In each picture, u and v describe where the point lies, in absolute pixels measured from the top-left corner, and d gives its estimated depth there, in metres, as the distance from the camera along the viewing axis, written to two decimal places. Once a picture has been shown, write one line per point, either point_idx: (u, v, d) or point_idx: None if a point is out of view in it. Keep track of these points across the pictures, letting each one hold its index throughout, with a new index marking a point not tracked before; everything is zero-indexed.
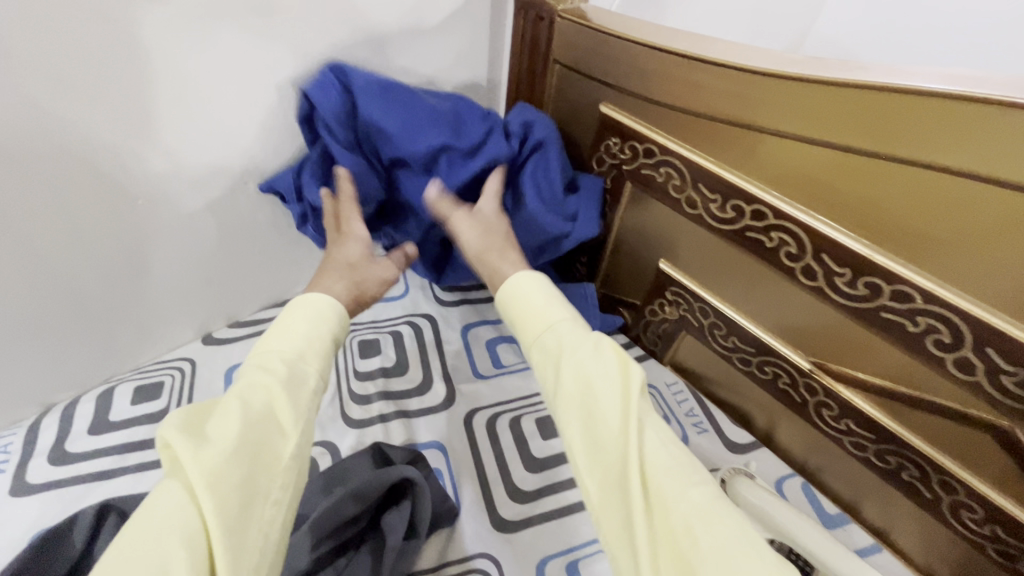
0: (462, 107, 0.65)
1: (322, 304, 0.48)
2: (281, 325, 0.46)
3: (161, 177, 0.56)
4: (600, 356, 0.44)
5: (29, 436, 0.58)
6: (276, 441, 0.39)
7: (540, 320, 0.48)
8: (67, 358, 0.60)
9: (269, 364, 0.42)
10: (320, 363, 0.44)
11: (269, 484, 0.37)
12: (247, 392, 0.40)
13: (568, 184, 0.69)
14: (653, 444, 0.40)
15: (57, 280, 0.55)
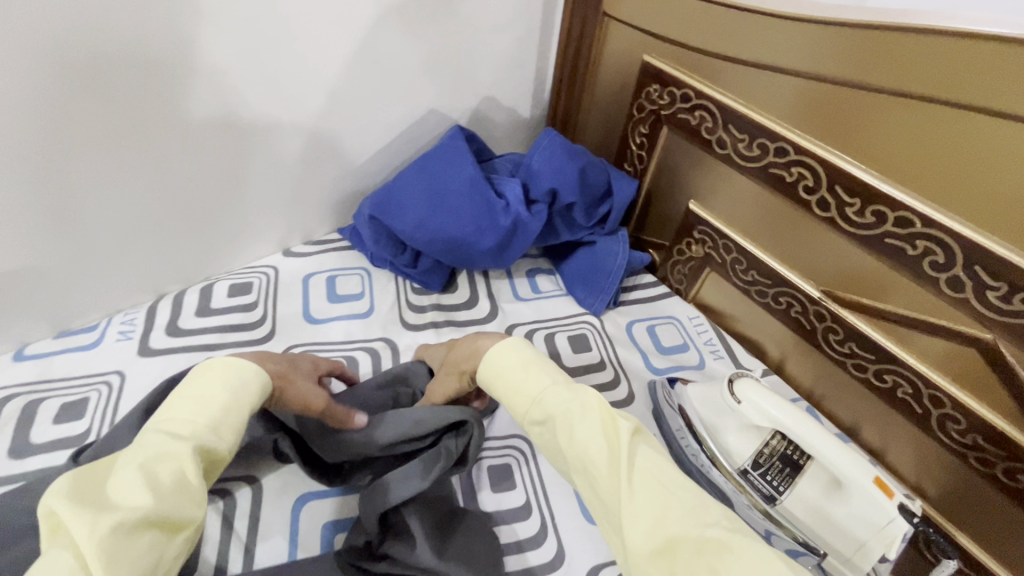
0: (477, 174, 0.73)
1: (250, 372, 0.47)
2: (189, 389, 0.44)
3: (266, 100, 0.66)
4: (586, 416, 0.47)
5: (149, 314, 0.71)
6: (185, 505, 0.38)
7: (526, 395, 0.51)
8: (177, 255, 0.72)
9: (180, 431, 0.41)
10: (233, 437, 0.44)
11: (169, 549, 0.36)
12: (152, 461, 0.38)
13: (603, 196, 0.79)
14: (654, 498, 0.42)
15: (179, 182, 0.66)
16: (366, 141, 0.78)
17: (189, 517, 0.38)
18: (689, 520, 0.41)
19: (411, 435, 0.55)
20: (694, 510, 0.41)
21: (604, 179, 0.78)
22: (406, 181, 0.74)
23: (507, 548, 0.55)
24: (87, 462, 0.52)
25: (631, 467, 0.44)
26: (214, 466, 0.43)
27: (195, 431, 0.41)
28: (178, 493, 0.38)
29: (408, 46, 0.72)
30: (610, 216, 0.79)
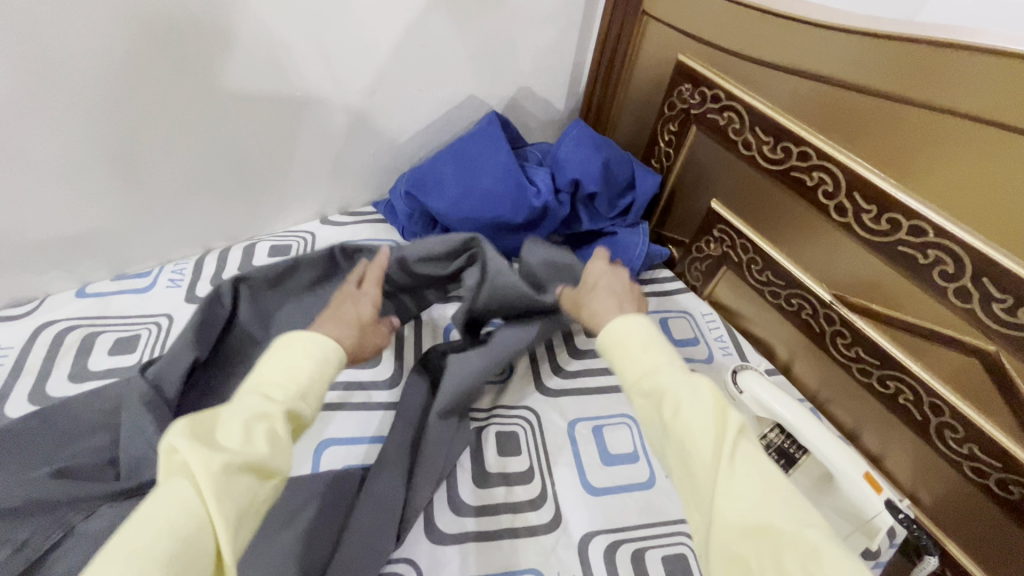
0: (510, 159, 0.77)
1: (331, 348, 0.46)
2: (277, 355, 0.44)
3: (317, 76, 0.71)
4: (698, 395, 0.40)
5: (196, 267, 0.77)
6: (280, 456, 0.38)
7: (638, 364, 0.45)
8: (225, 214, 0.78)
9: (272, 393, 0.41)
10: (315, 403, 0.44)
11: (263, 496, 0.37)
12: (254, 416, 0.38)
13: (626, 187, 0.81)
14: (751, 486, 0.36)
15: (232, 146, 0.71)
16: (406, 121, 0.83)
17: (281, 469, 0.38)
18: (788, 516, 0.35)
19: (441, 254, 0.69)
20: (799, 505, 0.36)
21: (628, 173, 0.80)
22: (442, 162, 0.78)
23: (508, 507, 0.59)
24: (153, 376, 0.57)
25: (739, 451, 0.38)
26: (296, 429, 0.43)
27: (285, 395, 0.41)
28: (273, 444, 0.38)
29: (453, 33, 0.76)
30: (632, 209, 0.82)
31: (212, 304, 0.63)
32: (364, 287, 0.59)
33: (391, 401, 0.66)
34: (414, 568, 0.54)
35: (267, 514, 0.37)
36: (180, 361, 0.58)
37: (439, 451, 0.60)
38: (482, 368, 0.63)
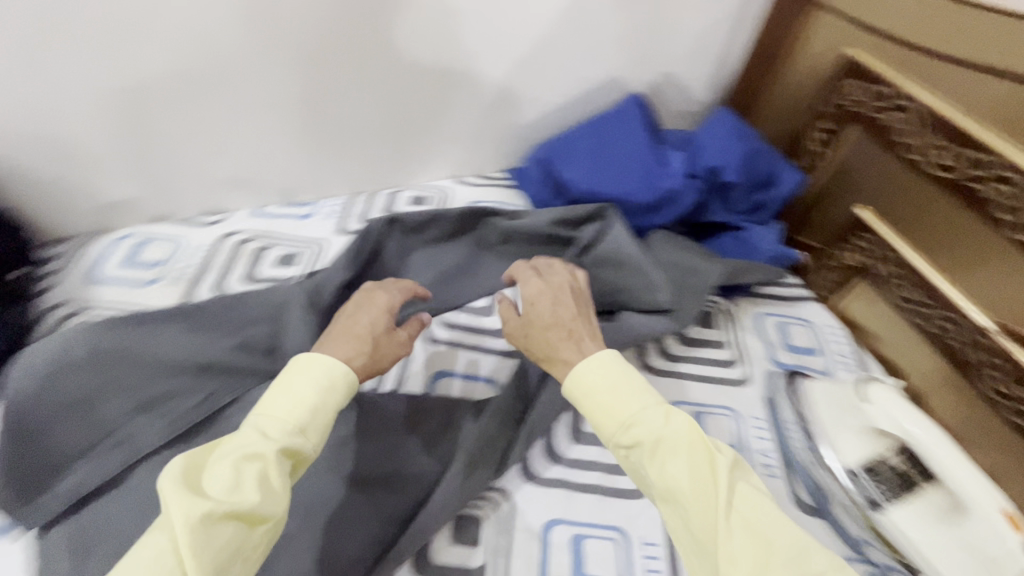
0: (645, 142, 0.78)
1: (337, 371, 0.47)
2: (285, 382, 0.46)
3: (479, 40, 0.76)
4: (683, 450, 0.43)
5: (349, 205, 0.86)
6: (271, 499, 0.40)
7: (619, 414, 0.47)
8: (378, 162, 0.86)
9: (269, 429, 0.43)
10: (316, 437, 0.45)
11: (253, 542, 0.39)
12: (245, 457, 0.40)
13: (765, 181, 0.79)
14: (744, 536, 0.40)
15: (396, 97, 0.79)
16: (550, 94, 0.86)
17: (271, 515, 0.39)
18: (790, 565, 0.39)
19: (574, 216, 0.76)
20: (798, 553, 0.39)
21: (769, 168, 0.78)
22: (580, 136, 0.80)
23: (600, 466, 0.61)
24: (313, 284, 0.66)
25: (731, 501, 0.41)
26: (296, 464, 0.44)
27: (282, 431, 0.43)
28: (264, 488, 0.40)
29: (611, 10, 0.78)
30: (766, 205, 0.80)
31: (364, 236, 0.71)
32: (374, 300, 0.57)
33: (503, 349, 0.71)
34: (505, 499, 0.58)
35: (264, 552, 0.40)
36: (336, 274, 0.67)
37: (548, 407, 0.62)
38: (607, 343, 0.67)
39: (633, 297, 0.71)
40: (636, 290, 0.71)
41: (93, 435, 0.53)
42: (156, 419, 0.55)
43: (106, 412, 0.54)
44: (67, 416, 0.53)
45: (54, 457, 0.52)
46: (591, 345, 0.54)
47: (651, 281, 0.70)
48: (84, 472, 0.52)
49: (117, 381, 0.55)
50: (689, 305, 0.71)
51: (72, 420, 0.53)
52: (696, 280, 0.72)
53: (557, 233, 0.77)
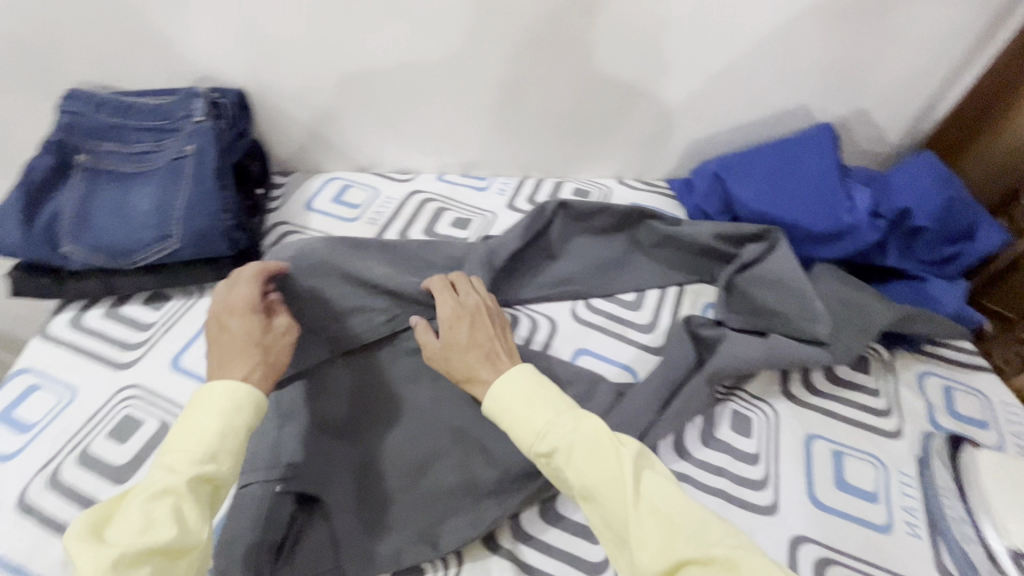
0: (829, 171, 0.76)
1: (241, 393, 0.50)
2: (190, 416, 0.49)
3: (679, 53, 0.80)
4: (591, 450, 0.48)
5: (518, 185, 0.94)
6: (188, 531, 0.43)
7: (532, 427, 0.51)
8: (552, 152, 0.93)
9: (175, 465, 0.46)
10: (228, 461, 0.48)
11: (179, 572, 0.42)
12: (154, 497, 0.43)
13: (960, 235, 0.74)
14: (649, 520, 0.44)
15: (586, 95, 0.85)
16: (732, 113, 0.87)
17: (192, 542, 0.43)
18: (695, 540, 0.43)
19: (739, 233, 0.77)
20: (700, 530, 0.43)
21: (967, 221, 0.74)
22: (760, 156, 0.81)
23: (726, 474, 0.62)
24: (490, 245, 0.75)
25: (638, 490, 0.46)
26: (214, 490, 0.48)
27: (187, 465, 0.46)
28: (180, 521, 0.43)
29: (820, 38, 0.77)
30: (956, 260, 0.75)
31: (538, 213, 0.79)
32: (233, 303, 0.58)
33: (642, 342, 0.74)
34: None
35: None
36: (511, 241, 0.76)
37: (689, 405, 0.64)
38: (760, 364, 0.66)
39: (790, 325, 0.71)
40: (793, 317, 0.71)
41: (308, 325, 0.65)
42: (353, 326, 0.66)
43: (320, 310, 0.66)
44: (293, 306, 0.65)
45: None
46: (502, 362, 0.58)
47: (811, 313, 0.70)
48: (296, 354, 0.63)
49: (328, 289, 0.67)
50: (853, 346, 0.69)
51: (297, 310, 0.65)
52: (863, 321, 0.69)
53: (715, 246, 0.78)
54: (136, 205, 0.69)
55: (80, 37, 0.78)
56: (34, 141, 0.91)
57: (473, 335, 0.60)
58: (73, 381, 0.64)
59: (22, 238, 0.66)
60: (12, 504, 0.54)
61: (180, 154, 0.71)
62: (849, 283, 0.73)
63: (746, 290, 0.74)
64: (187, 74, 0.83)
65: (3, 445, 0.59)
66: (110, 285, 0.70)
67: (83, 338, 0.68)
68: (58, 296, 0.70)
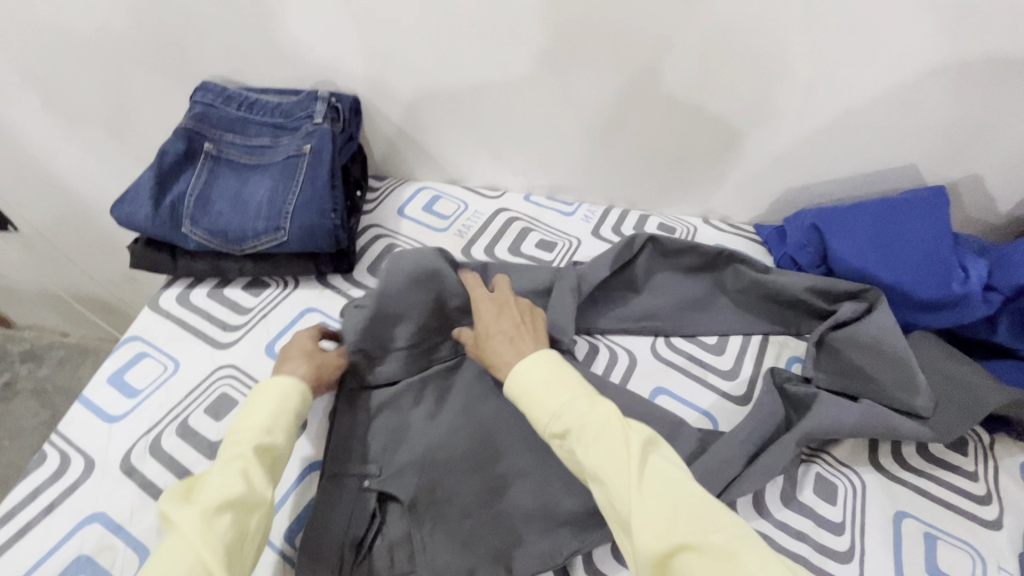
0: (940, 236, 0.73)
1: (287, 383, 0.57)
2: (248, 405, 0.55)
3: (787, 103, 0.79)
4: (601, 430, 0.48)
5: (603, 214, 0.95)
6: (256, 490, 0.47)
7: (547, 404, 0.52)
8: (641, 185, 0.94)
9: (238, 439, 0.51)
10: (283, 435, 0.53)
11: (252, 526, 0.46)
12: (225, 462, 0.48)
13: None
14: (649, 500, 0.43)
15: (686, 134, 0.85)
16: (834, 166, 0.85)
17: (261, 498, 0.47)
18: (695, 525, 0.42)
19: (838, 289, 0.74)
20: (703, 518, 0.42)
21: None
22: (864, 211, 0.78)
23: (807, 540, 0.60)
24: (578, 274, 0.76)
25: (644, 472, 0.45)
26: (274, 463, 0.52)
27: (249, 436, 0.51)
28: (248, 480, 0.48)
29: (942, 101, 0.75)
30: None
31: (628, 245, 0.79)
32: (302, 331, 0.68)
33: (723, 390, 0.72)
34: None
35: (264, 538, 0.47)
36: (599, 273, 0.76)
37: (773, 463, 0.62)
38: (857, 429, 0.64)
39: (888, 392, 0.68)
40: (890, 390, 0.68)
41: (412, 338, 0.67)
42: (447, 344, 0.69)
43: (425, 325, 0.68)
44: (404, 316, 0.68)
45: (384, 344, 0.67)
46: (525, 346, 0.59)
47: (913, 384, 0.67)
48: (395, 362, 0.67)
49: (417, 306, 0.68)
50: (953, 423, 0.66)
51: (405, 321, 0.68)
52: (967, 398, 0.66)
53: (807, 298, 0.76)
54: (252, 195, 0.73)
55: (219, 36, 0.84)
56: (160, 124, 0.98)
57: (499, 322, 0.63)
58: (177, 355, 0.68)
59: (151, 214, 0.71)
60: (117, 465, 0.58)
61: (297, 152, 0.75)
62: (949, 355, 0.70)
63: (843, 348, 0.72)
64: (307, 77, 0.88)
65: (112, 407, 0.63)
66: (218, 268, 0.74)
67: (188, 314, 0.72)
68: (170, 273, 0.75)
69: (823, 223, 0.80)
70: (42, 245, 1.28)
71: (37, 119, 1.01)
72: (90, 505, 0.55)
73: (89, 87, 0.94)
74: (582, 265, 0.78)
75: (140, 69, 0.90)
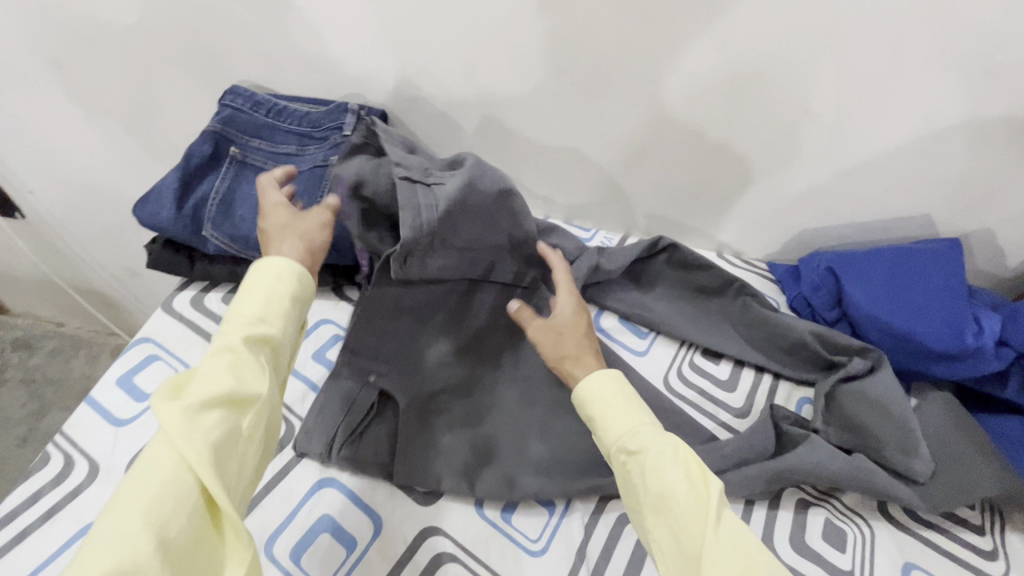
0: (953, 288, 0.74)
1: (283, 266, 0.51)
2: (245, 286, 0.50)
3: (809, 146, 0.80)
4: (679, 463, 0.50)
5: (619, 243, 0.96)
6: (249, 386, 0.45)
7: (623, 425, 0.54)
8: (658, 216, 0.95)
9: (232, 325, 0.47)
10: (280, 322, 0.49)
11: (245, 424, 0.44)
12: (217, 353, 0.45)
13: None
14: (724, 543, 0.45)
15: (706, 170, 0.86)
16: (850, 211, 0.87)
17: (256, 394, 0.45)
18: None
19: (847, 346, 0.75)
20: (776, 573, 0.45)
21: None
22: (879, 258, 0.79)
23: None
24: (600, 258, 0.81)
25: (720, 515, 0.47)
26: (272, 351, 0.48)
27: (244, 324, 0.47)
28: (236, 376, 0.44)
29: (959, 156, 0.77)
30: None
31: (651, 245, 0.81)
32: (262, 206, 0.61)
33: (734, 428, 0.72)
34: None
35: (261, 433, 0.45)
36: (614, 266, 0.80)
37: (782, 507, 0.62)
38: (849, 481, 0.64)
39: (888, 449, 0.68)
40: (895, 457, 0.67)
41: (472, 243, 0.70)
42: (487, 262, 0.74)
43: (486, 235, 0.71)
44: (473, 222, 0.69)
45: (444, 245, 0.69)
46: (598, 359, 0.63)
47: (913, 448, 0.67)
48: (450, 262, 0.70)
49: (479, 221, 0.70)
50: (944, 498, 0.66)
51: (471, 225, 0.69)
52: (969, 478, 0.66)
53: (817, 348, 0.76)
54: None
55: (253, 43, 0.85)
56: (183, 123, 0.98)
57: (580, 325, 0.65)
58: (189, 360, 0.67)
59: (173, 215, 0.70)
60: (121, 471, 0.57)
61: (324, 162, 0.75)
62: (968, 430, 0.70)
63: (847, 404, 0.72)
64: (336, 89, 0.89)
65: (120, 409, 0.62)
66: (235, 273, 0.74)
67: (200, 318, 0.71)
68: (186, 275, 0.74)
69: (839, 267, 0.80)
70: (48, 235, 1.27)
71: (59, 109, 1.00)
72: (93, 512, 0.54)
73: (116, 82, 0.94)
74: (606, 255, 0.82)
75: (168, 68, 0.90)
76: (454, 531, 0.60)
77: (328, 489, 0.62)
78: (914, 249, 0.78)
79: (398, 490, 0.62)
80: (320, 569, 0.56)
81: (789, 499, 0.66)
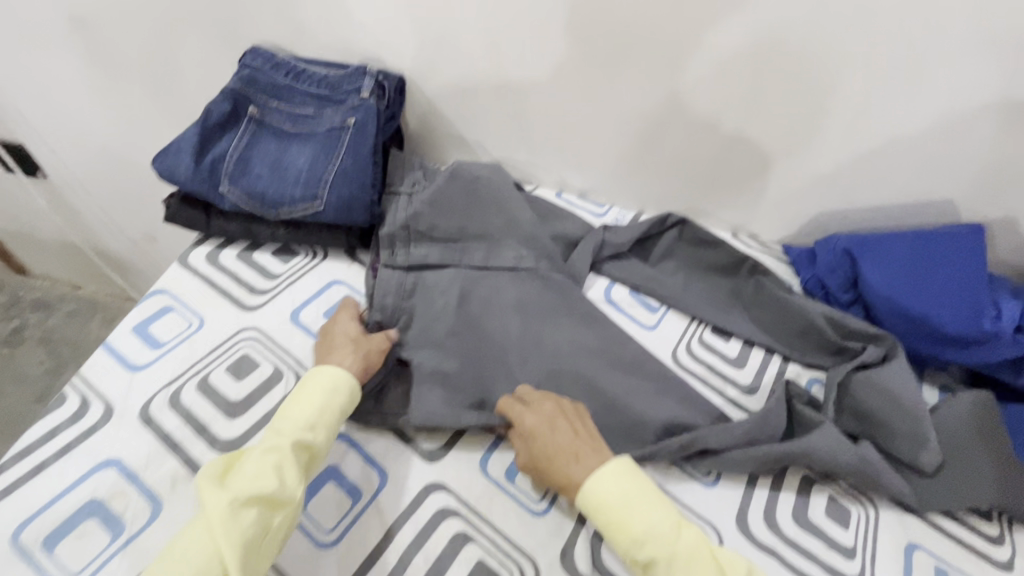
0: (973, 272, 0.73)
1: (339, 379, 0.59)
2: (301, 392, 0.57)
3: (831, 124, 0.79)
4: (695, 567, 0.50)
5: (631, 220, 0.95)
6: (287, 487, 0.50)
7: (629, 531, 0.52)
8: (674, 194, 0.94)
9: (283, 428, 0.54)
10: (323, 431, 0.55)
11: (277, 522, 0.49)
12: (266, 451, 0.52)
13: None
14: None
15: (725, 147, 0.85)
16: (870, 195, 0.85)
17: (290, 498, 0.50)
18: None
19: (862, 329, 0.73)
20: None
21: None
22: (898, 242, 0.78)
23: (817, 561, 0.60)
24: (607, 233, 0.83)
25: None
26: (311, 458, 0.55)
27: (294, 427, 0.54)
28: (280, 477, 0.50)
29: (987, 139, 0.74)
30: None
31: (659, 220, 0.83)
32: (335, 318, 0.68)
33: (740, 404, 0.72)
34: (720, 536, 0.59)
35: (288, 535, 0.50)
36: (620, 241, 0.82)
37: None
38: (848, 470, 0.63)
39: (896, 439, 0.67)
40: (903, 449, 0.66)
41: (451, 233, 0.75)
42: (481, 248, 0.76)
43: (466, 224, 0.76)
44: (452, 216, 0.76)
45: (423, 236, 0.75)
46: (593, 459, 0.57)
47: (923, 439, 0.66)
48: (431, 253, 0.74)
49: (471, 218, 0.76)
50: (945, 496, 0.64)
51: (450, 218, 0.76)
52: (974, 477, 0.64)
53: (830, 330, 0.75)
54: (292, 162, 0.73)
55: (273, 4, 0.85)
56: (203, 85, 0.99)
57: (558, 436, 0.59)
58: (203, 312, 0.68)
59: (192, 171, 0.71)
60: (135, 414, 0.58)
61: (341, 124, 0.75)
62: (983, 420, 0.67)
63: (859, 392, 0.69)
64: (354, 54, 0.89)
65: (136, 356, 0.63)
66: (250, 231, 0.74)
67: (214, 273, 0.72)
68: (203, 231, 0.75)
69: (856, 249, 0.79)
70: (67, 196, 1.29)
71: (81, 68, 1.01)
72: (107, 451, 0.55)
73: (139, 42, 0.95)
74: (613, 230, 0.83)
75: (189, 28, 0.91)
76: (457, 489, 0.60)
77: (336, 442, 0.63)
78: (934, 234, 0.76)
79: (403, 447, 0.63)
80: (326, 517, 0.57)
81: (793, 476, 0.66)
